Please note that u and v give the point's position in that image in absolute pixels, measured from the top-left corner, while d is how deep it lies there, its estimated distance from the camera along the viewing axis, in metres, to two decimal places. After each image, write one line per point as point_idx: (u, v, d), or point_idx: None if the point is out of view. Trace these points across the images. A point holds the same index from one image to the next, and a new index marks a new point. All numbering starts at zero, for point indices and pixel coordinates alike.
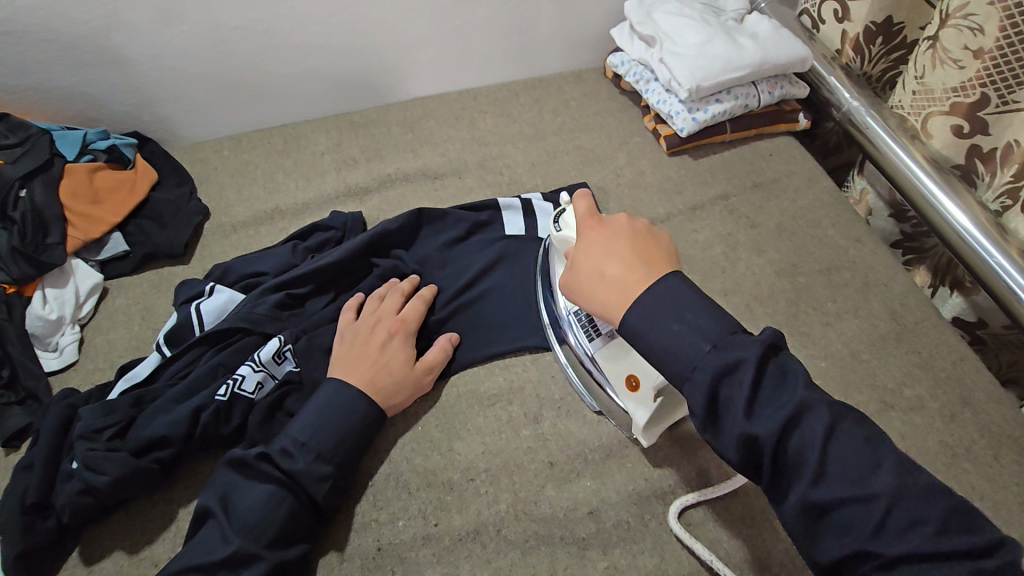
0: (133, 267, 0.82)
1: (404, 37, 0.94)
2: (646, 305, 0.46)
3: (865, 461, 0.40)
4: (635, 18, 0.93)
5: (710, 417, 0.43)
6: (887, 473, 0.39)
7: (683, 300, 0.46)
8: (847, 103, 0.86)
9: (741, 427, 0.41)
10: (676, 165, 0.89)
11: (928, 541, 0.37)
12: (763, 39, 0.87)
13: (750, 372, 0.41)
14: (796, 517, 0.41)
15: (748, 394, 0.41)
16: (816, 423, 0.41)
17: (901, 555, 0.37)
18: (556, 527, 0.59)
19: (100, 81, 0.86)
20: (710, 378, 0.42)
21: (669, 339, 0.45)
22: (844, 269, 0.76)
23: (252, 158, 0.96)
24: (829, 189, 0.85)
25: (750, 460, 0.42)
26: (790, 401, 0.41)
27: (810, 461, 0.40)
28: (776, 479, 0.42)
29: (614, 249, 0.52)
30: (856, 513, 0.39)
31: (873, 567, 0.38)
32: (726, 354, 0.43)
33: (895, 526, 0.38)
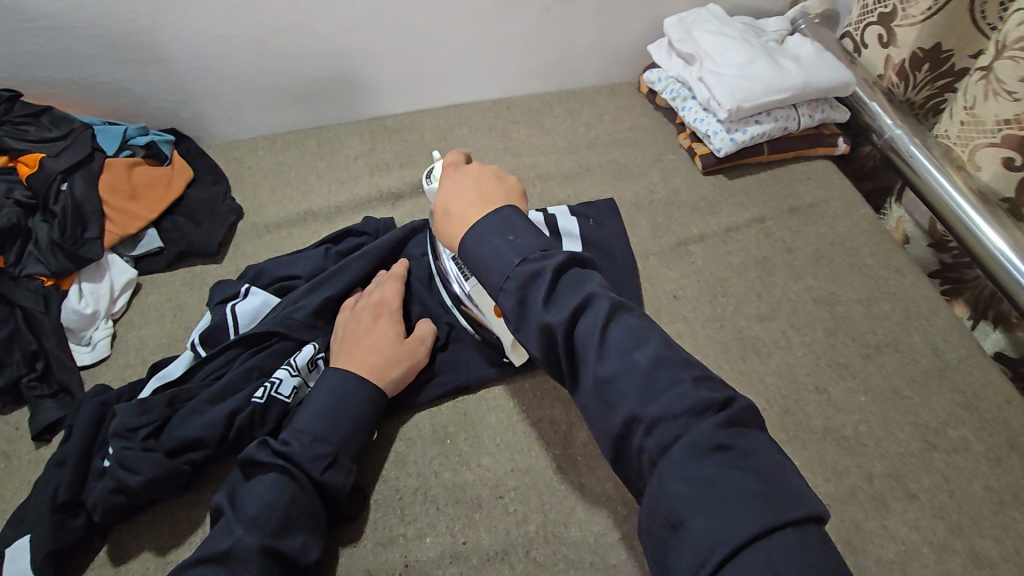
0: (165, 264, 0.82)
1: (442, 45, 0.94)
2: (480, 229, 0.50)
3: (635, 340, 0.43)
4: (675, 35, 0.92)
5: (518, 316, 0.46)
6: (650, 348, 0.43)
7: (511, 224, 0.49)
8: (890, 130, 0.85)
9: (540, 317, 0.44)
10: (712, 185, 0.88)
11: (683, 405, 0.40)
12: (806, 61, 0.86)
13: (549, 275, 0.45)
14: (586, 391, 0.43)
15: (545, 289, 0.45)
16: (599, 307, 0.44)
17: (656, 416, 0.40)
18: (586, 552, 0.58)
19: (141, 78, 0.87)
20: (515, 282, 0.46)
21: (489, 256, 0.48)
22: (883, 300, 0.75)
23: (286, 159, 0.96)
24: (868, 217, 0.83)
25: (551, 350, 0.45)
26: (579, 295, 0.45)
27: (591, 348, 0.43)
28: (573, 369, 0.45)
29: (460, 186, 0.56)
30: (660, 410, 0.40)
31: (642, 433, 0.40)
32: (532, 265, 0.46)
33: (694, 443, 0.38)
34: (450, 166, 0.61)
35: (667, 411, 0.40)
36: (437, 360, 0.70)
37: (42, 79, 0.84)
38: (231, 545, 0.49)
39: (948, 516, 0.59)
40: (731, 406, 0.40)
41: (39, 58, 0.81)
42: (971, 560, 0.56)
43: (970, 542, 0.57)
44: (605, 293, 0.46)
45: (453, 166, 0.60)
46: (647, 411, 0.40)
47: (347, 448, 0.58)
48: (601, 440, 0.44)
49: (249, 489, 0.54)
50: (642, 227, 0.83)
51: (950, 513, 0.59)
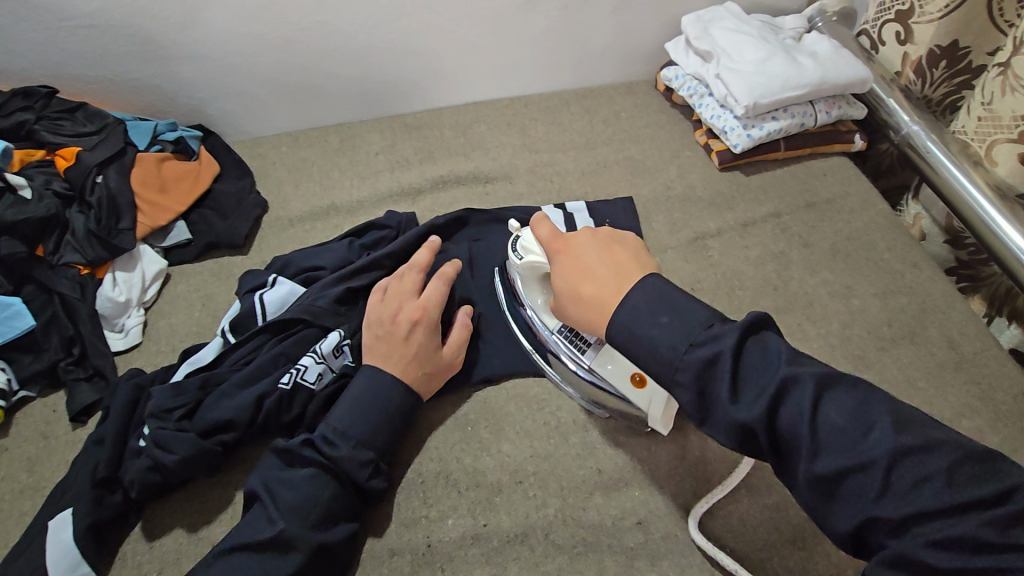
0: (194, 255, 0.85)
1: (462, 43, 0.96)
2: (630, 305, 0.48)
3: (844, 418, 0.41)
4: (692, 33, 0.93)
5: (701, 411, 0.44)
6: (878, 435, 0.39)
7: (664, 301, 0.47)
8: (907, 126, 0.85)
9: (729, 411, 0.42)
10: (728, 180, 0.89)
11: (938, 494, 0.37)
12: (823, 58, 0.87)
13: (730, 358, 0.43)
14: (807, 494, 0.41)
15: (729, 379, 0.42)
16: (802, 395, 0.41)
17: (906, 514, 0.37)
18: (604, 534, 0.59)
19: (172, 76, 0.90)
20: (689, 368, 0.44)
21: (651, 341, 0.46)
22: (899, 294, 0.75)
23: (309, 155, 0.98)
24: (885, 212, 0.84)
25: (750, 445, 0.43)
26: (773, 381, 0.42)
27: (802, 434, 0.41)
28: (782, 456, 0.42)
29: (582, 262, 0.54)
30: (861, 481, 0.39)
31: (885, 532, 0.38)
32: (707, 349, 0.44)
33: (945, 516, 0.37)
34: (556, 237, 0.58)
35: (893, 512, 0.38)
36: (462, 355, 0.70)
37: (78, 77, 0.87)
38: (272, 534, 0.52)
39: None
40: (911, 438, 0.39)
41: (75, 57, 0.84)
42: None
43: None
44: (797, 367, 0.43)
45: (560, 237, 0.58)
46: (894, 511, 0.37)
47: (380, 444, 0.59)
48: (829, 532, 0.41)
49: (287, 480, 0.56)
50: (658, 222, 0.84)
51: None
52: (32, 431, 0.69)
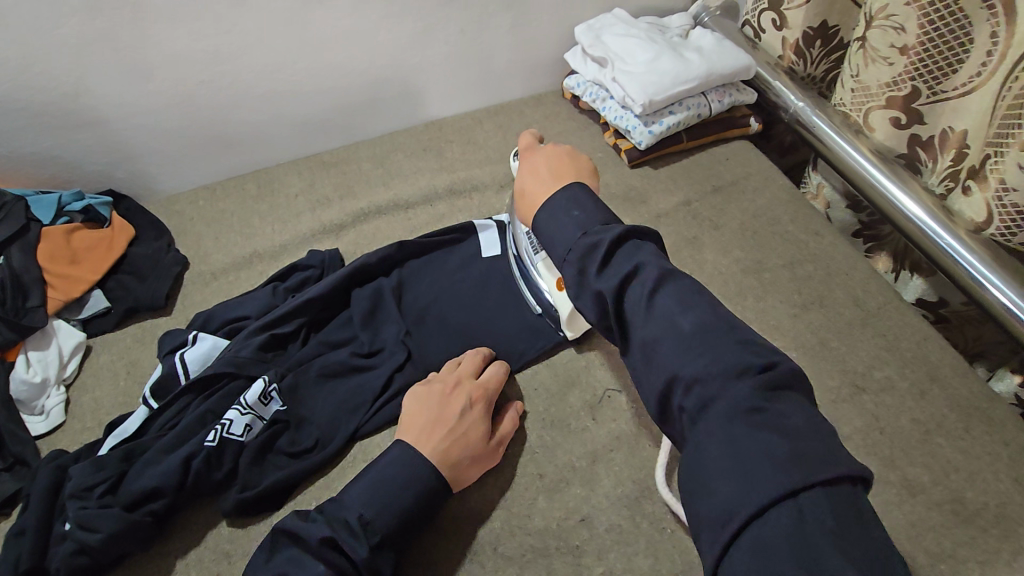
0: (114, 323, 0.82)
1: (365, 76, 0.98)
2: (552, 206, 0.53)
3: (683, 306, 0.44)
4: (585, 41, 0.97)
5: (576, 286, 0.48)
6: (698, 315, 0.43)
7: (579, 201, 0.52)
8: (793, 105, 0.91)
9: (593, 284, 0.47)
10: (639, 176, 0.93)
11: (728, 366, 0.40)
12: (708, 51, 0.91)
13: (605, 247, 0.47)
14: (636, 356, 0.45)
15: (599, 260, 0.47)
16: (649, 275, 0.46)
17: (700, 376, 0.40)
18: (551, 538, 0.60)
19: (71, 144, 0.88)
20: (574, 254, 0.49)
21: (556, 233, 0.51)
22: (806, 262, 0.79)
23: (226, 206, 0.97)
24: (786, 187, 0.88)
25: (663, 404, 0.43)
26: (630, 264, 0.47)
27: (638, 310, 0.45)
28: (624, 333, 0.46)
29: (536, 166, 0.60)
30: (670, 348, 0.42)
31: (683, 395, 0.41)
32: (593, 238, 0.49)
33: (735, 405, 0.38)
34: (529, 144, 0.65)
35: (692, 370, 0.41)
36: (393, 381, 0.70)
37: None
38: None
39: (881, 451, 0.62)
40: (776, 373, 0.39)
41: None
42: (905, 489, 0.60)
43: (903, 472, 0.61)
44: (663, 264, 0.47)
45: (529, 147, 0.64)
46: (687, 371, 0.41)
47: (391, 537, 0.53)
48: (647, 400, 0.44)
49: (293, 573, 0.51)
50: None
51: (883, 449, 0.62)
52: None
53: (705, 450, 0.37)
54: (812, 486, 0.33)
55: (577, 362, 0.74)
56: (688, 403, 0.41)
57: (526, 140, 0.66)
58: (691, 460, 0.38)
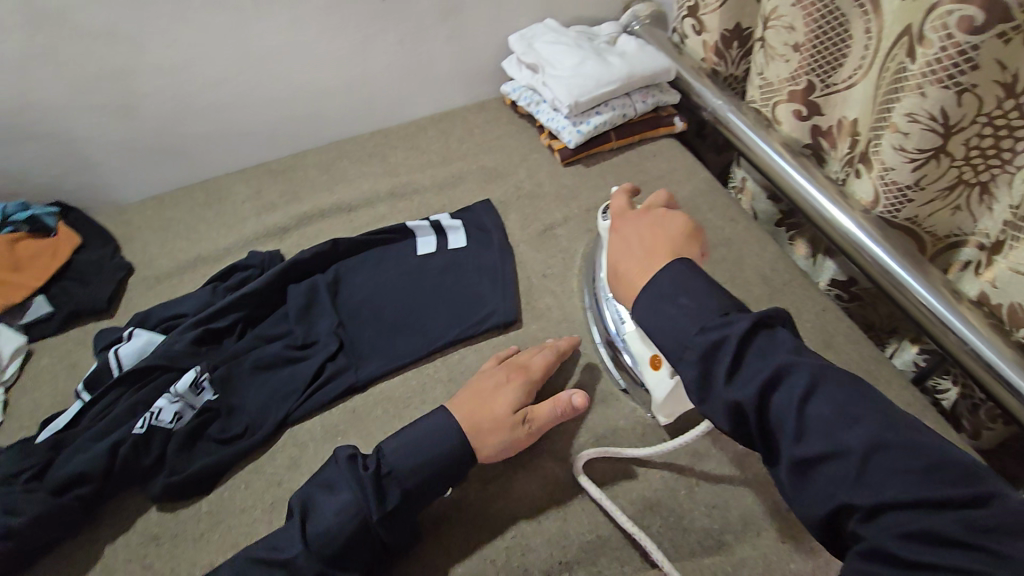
0: (56, 328, 0.84)
1: (310, 87, 1.02)
2: (656, 284, 0.54)
3: (842, 415, 0.44)
4: (519, 49, 1.03)
5: (700, 389, 0.49)
6: (865, 427, 0.43)
7: (684, 285, 0.53)
8: (712, 103, 0.96)
9: (723, 392, 0.47)
10: (571, 174, 0.97)
11: (914, 496, 0.40)
12: (631, 55, 0.97)
13: (733, 343, 0.47)
14: (785, 472, 0.45)
15: (728, 364, 0.47)
16: (796, 381, 0.45)
17: (880, 503, 0.40)
18: (467, 509, 0.61)
19: (17, 155, 0.90)
20: (694, 350, 0.49)
21: (671, 326, 0.52)
22: (721, 246, 0.83)
23: (174, 213, 1.00)
24: (706, 179, 0.93)
25: (828, 522, 0.43)
26: (767, 368, 0.46)
27: (789, 421, 0.45)
28: (767, 440, 0.47)
29: (629, 240, 0.62)
30: (834, 468, 0.43)
31: (858, 519, 0.41)
32: (714, 333, 0.49)
33: (928, 531, 0.38)
34: (620, 211, 0.68)
35: (866, 499, 0.41)
36: (325, 370, 0.72)
37: None
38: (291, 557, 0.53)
39: None
40: (983, 505, 0.39)
41: None
42: None
43: None
44: (801, 358, 0.47)
45: (620, 216, 0.67)
46: (860, 499, 0.41)
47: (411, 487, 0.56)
48: (805, 518, 0.45)
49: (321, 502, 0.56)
50: (511, 221, 0.91)
51: None
52: None
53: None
54: None
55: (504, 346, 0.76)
56: (863, 523, 0.41)
57: (621, 200, 0.69)
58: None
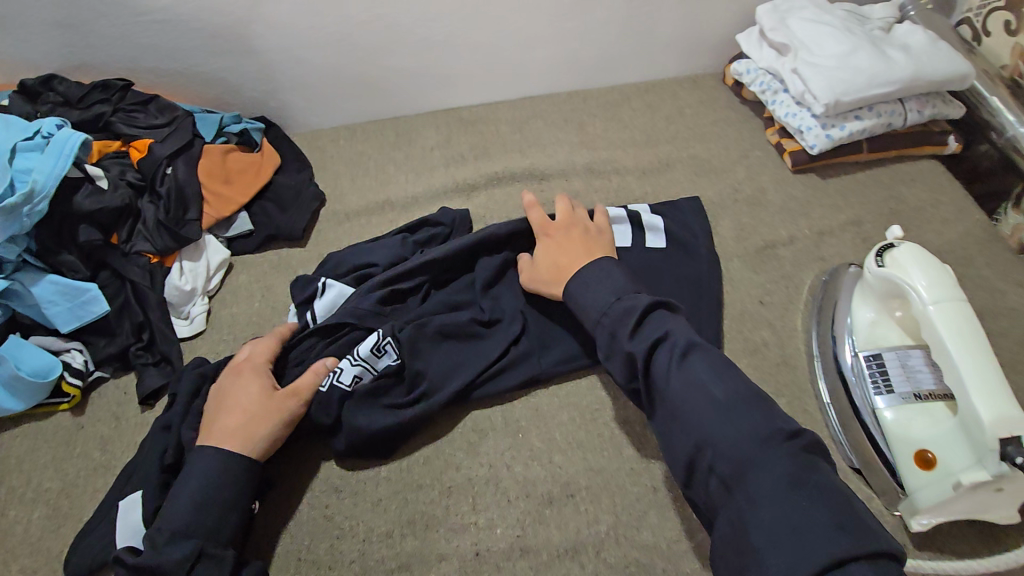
0: (255, 246, 0.87)
1: (521, 35, 0.94)
2: (586, 275, 0.59)
3: (714, 371, 0.50)
4: (768, 23, 0.87)
5: (609, 346, 0.55)
6: (729, 385, 0.49)
7: (607, 272, 0.59)
8: (1013, 127, 0.78)
9: (625, 348, 0.53)
10: (801, 183, 0.83)
11: (753, 433, 0.46)
12: (916, 51, 0.79)
13: (637, 314, 0.54)
14: (659, 415, 0.51)
15: (631, 324, 0.53)
16: (676, 342, 0.52)
17: (731, 441, 0.46)
18: (658, 557, 0.56)
19: (237, 68, 0.91)
20: (610, 318, 0.55)
21: (591, 298, 0.58)
22: (998, 315, 0.68)
23: (365, 149, 0.99)
24: (981, 224, 0.76)
25: (692, 466, 0.48)
26: (657, 332, 0.52)
27: (670, 377, 0.50)
28: (651, 395, 0.52)
29: (565, 247, 0.66)
30: (698, 411, 0.48)
31: (714, 455, 0.47)
32: (627, 304, 0.55)
33: (767, 468, 0.44)
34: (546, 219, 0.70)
35: (725, 436, 0.47)
36: (509, 353, 0.67)
37: (151, 70, 0.90)
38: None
39: None
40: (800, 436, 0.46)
41: (149, 50, 0.87)
42: None
43: None
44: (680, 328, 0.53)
45: (547, 223, 0.70)
46: (716, 437, 0.47)
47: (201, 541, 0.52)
48: (676, 465, 0.50)
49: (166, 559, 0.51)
50: (726, 227, 0.79)
51: None
52: (105, 411, 0.73)
53: (747, 523, 0.43)
54: (857, 559, 0.39)
55: None
56: (719, 466, 0.46)
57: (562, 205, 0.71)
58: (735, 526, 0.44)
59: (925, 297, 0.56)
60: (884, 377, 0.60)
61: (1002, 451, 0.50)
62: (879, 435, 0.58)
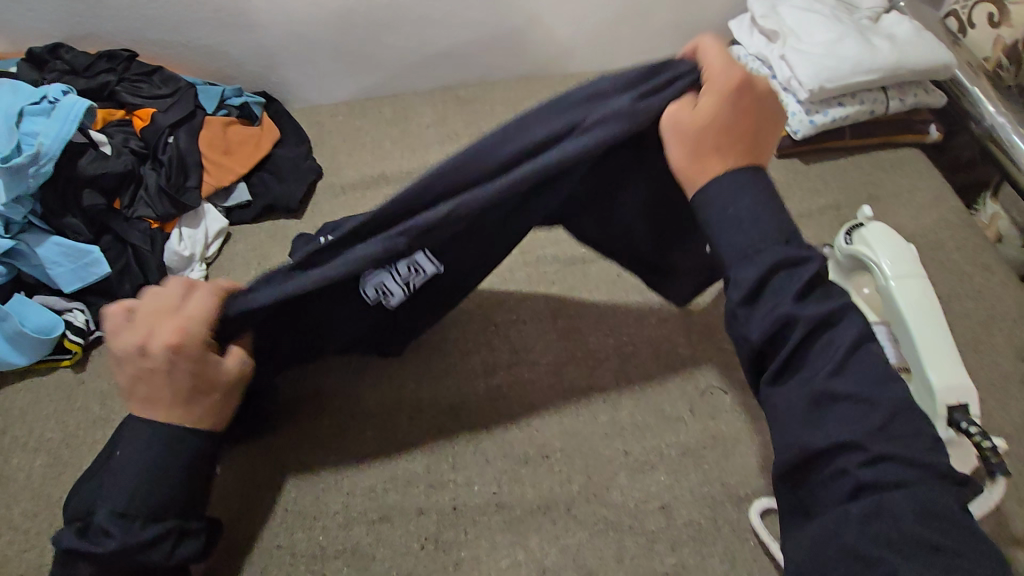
0: (253, 216, 0.89)
1: (518, 16, 0.96)
2: (722, 185, 0.48)
3: (876, 376, 0.43)
4: (759, 10, 0.88)
5: (749, 291, 0.45)
6: (895, 390, 0.43)
7: (738, 187, 0.48)
8: (991, 117, 0.78)
9: (785, 309, 0.44)
10: (785, 168, 0.85)
11: (917, 461, 0.40)
12: (901, 40, 0.81)
13: (798, 273, 0.45)
14: (803, 399, 0.44)
15: (798, 286, 0.45)
16: (847, 332, 0.44)
17: (881, 457, 0.41)
18: (626, 515, 0.58)
19: (239, 42, 0.94)
20: (758, 260, 0.45)
21: (732, 225, 0.47)
22: (965, 297, 0.70)
23: (363, 125, 1.01)
24: (957, 210, 0.78)
25: (813, 458, 0.43)
26: (832, 308, 0.45)
27: (831, 357, 0.44)
28: (787, 368, 0.45)
29: (707, 107, 0.49)
30: (853, 411, 0.42)
31: (854, 462, 0.41)
32: (794, 253, 0.46)
33: (921, 496, 0.39)
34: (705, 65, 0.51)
35: (877, 448, 0.41)
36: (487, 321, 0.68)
37: (154, 41, 0.92)
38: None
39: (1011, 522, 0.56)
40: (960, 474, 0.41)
41: (154, 22, 0.89)
42: None
43: None
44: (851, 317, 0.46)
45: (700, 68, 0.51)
46: (876, 444, 0.41)
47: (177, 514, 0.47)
48: (787, 448, 0.44)
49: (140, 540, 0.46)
50: None
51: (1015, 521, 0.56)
52: (103, 368, 0.76)
53: (880, 541, 0.39)
54: None
55: (682, 350, 0.70)
56: (861, 473, 0.41)
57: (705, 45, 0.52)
58: (845, 535, 0.40)
59: (888, 271, 0.57)
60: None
61: (949, 417, 0.51)
62: None
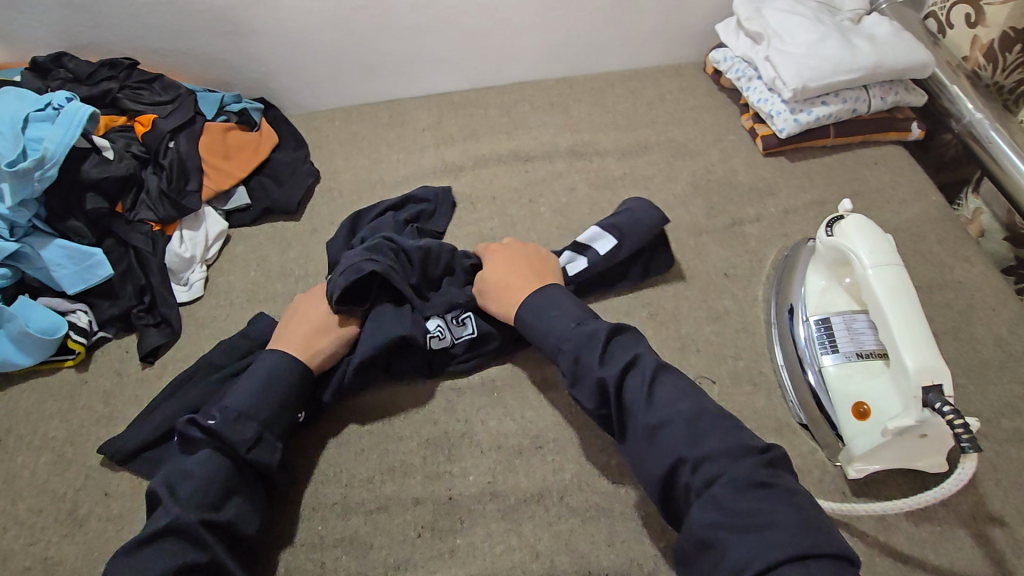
0: (252, 219, 0.91)
1: (510, 22, 0.99)
2: (536, 303, 0.62)
3: (680, 392, 0.53)
4: (743, 13, 0.91)
5: (575, 373, 0.56)
6: (692, 398, 0.53)
7: (555, 301, 0.61)
8: (970, 114, 0.81)
9: (596, 371, 0.54)
10: (771, 166, 0.87)
11: (729, 447, 0.49)
12: (881, 41, 0.83)
13: (600, 338, 0.56)
14: (636, 436, 0.52)
15: (598, 349, 0.55)
16: (645, 364, 0.55)
17: (701, 456, 0.49)
18: (618, 501, 0.60)
19: (237, 50, 0.96)
20: (573, 342, 0.57)
21: (549, 328, 0.59)
22: (946, 288, 0.72)
23: (359, 129, 1.03)
24: (937, 205, 0.80)
25: (664, 483, 0.50)
26: (628, 354, 0.55)
27: (639, 397, 0.53)
28: (622, 415, 0.54)
29: (513, 260, 0.69)
30: (672, 432, 0.51)
31: (687, 471, 0.49)
32: (586, 326, 0.57)
33: (739, 478, 0.47)
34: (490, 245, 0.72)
35: (694, 452, 0.50)
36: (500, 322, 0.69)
37: (155, 50, 0.94)
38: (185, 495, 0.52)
39: (990, 503, 0.58)
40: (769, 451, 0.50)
41: (154, 31, 0.92)
42: (1011, 547, 0.55)
43: (1012, 532, 0.56)
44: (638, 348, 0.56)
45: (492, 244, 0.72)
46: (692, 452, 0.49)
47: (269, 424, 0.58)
48: (650, 484, 0.52)
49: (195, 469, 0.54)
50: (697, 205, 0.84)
51: (993, 502, 0.58)
52: (107, 367, 0.77)
53: (719, 527, 0.46)
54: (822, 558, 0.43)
55: None
56: (700, 469, 0.49)
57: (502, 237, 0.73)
58: (698, 532, 0.47)
59: (866, 261, 0.59)
60: (832, 340, 0.63)
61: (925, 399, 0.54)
62: (822, 390, 0.62)
